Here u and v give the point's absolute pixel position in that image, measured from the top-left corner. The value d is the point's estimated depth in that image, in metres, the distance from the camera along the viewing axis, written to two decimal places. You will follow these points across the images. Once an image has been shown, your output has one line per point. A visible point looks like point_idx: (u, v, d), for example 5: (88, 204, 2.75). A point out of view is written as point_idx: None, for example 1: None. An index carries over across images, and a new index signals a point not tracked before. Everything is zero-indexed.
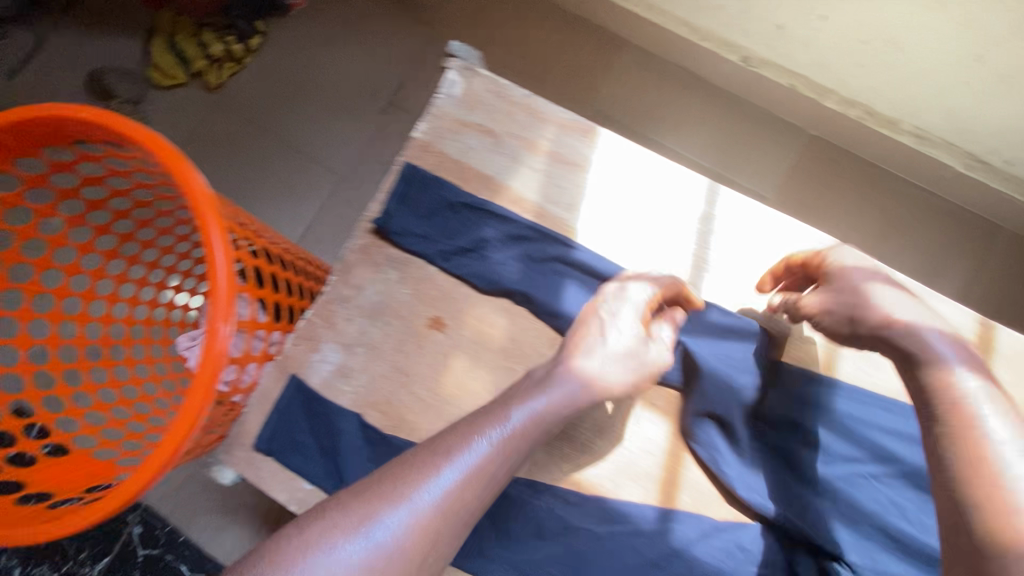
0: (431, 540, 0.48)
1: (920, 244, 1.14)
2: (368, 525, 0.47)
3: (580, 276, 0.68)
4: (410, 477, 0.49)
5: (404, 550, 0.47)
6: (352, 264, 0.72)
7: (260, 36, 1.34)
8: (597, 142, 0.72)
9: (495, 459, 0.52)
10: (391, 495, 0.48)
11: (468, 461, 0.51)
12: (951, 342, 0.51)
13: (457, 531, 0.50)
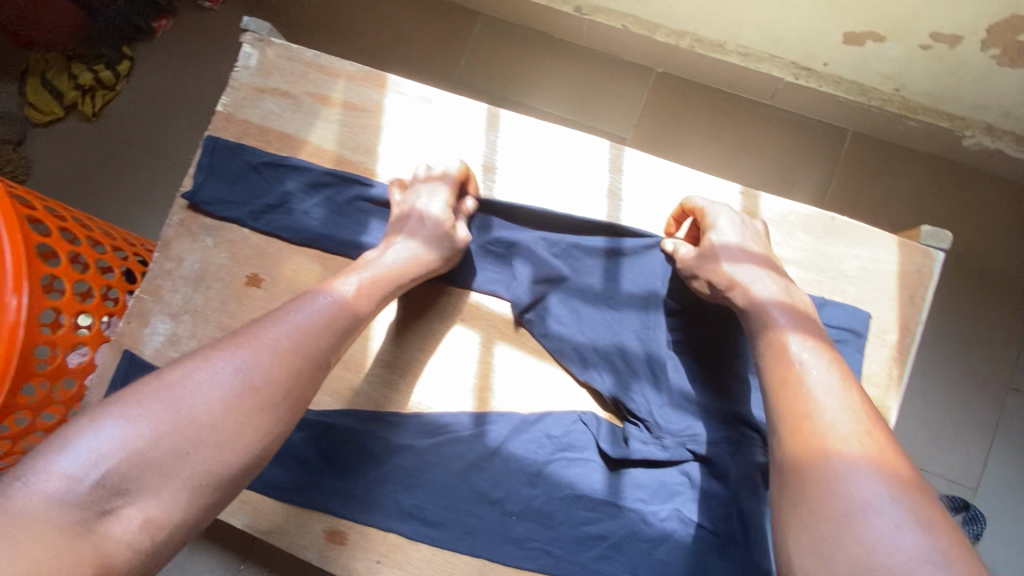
0: (254, 398, 0.50)
1: (774, 159, 1.19)
2: (183, 389, 0.48)
3: (381, 213, 0.72)
4: (223, 350, 0.51)
5: (248, 383, 0.50)
6: (171, 238, 0.75)
7: (128, 61, 1.38)
8: (383, 87, 0.75)
9: (306, 329, 0.55)
10: (205, 364, 0.50)
11: (281, 333, 0.54)
12: (788, 311, 0.55)
13: (304, 371, 0.53)
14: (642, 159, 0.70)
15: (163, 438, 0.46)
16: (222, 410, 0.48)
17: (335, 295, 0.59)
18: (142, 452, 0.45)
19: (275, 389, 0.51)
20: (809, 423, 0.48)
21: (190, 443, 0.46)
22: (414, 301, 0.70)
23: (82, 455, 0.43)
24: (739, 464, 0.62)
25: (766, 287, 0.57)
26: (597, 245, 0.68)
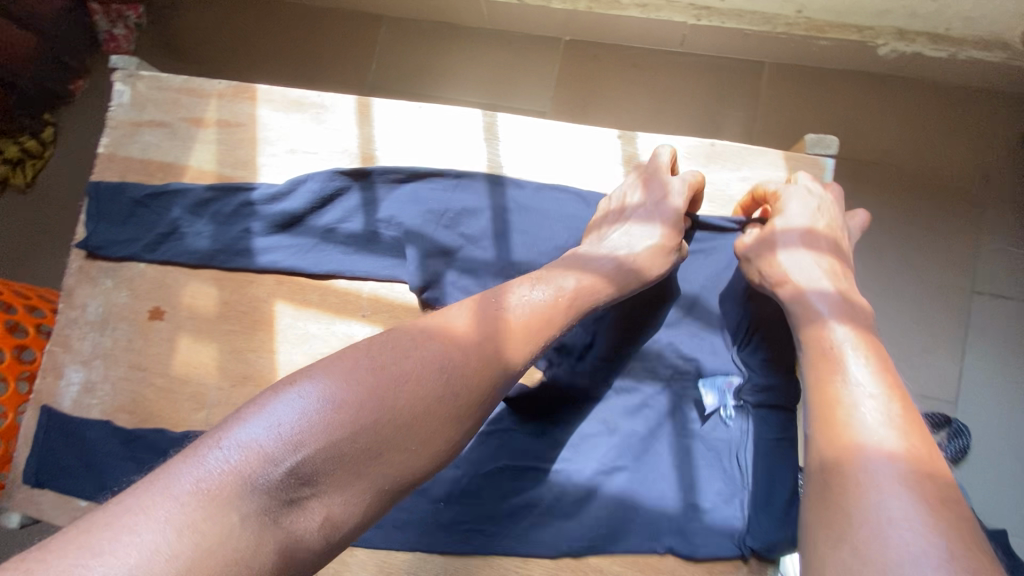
0: (449, 404, 0.45)
1: (697, 105, 1.17)
2: (347, 395, 0.42)
3: (262, 220, 0.70)
4: (395, 351, 0.45)
5: (412, 407, 0.43)
6: (73, 287, 0.75)
7: (51, 127, 1.39)
8: (255, 98, 0.74)
9: (489, 337, 0.49)
10: (391, 359, 0.45)
11: (442, 347, 0.47)
12: (833, 303, 0.52)
13: (470, 400, 0.46)
14: (516, 121, 0.68)
15: (344, 432, 0.41)
16: (382, 427, 0.42)
17: (506, 295, 0.52)
18: (294, 453, 0.39)
19: (435, 409, 0.44)
20: (842, 413, 0.45)
21: (364, 441, 0.41)
22: (312, 305, 0.69)
23: (292, 418, 0.40)
24: (662, 401, 0.61)
25: (817, 278, 0.54)
26: (482, 211, 0.66)
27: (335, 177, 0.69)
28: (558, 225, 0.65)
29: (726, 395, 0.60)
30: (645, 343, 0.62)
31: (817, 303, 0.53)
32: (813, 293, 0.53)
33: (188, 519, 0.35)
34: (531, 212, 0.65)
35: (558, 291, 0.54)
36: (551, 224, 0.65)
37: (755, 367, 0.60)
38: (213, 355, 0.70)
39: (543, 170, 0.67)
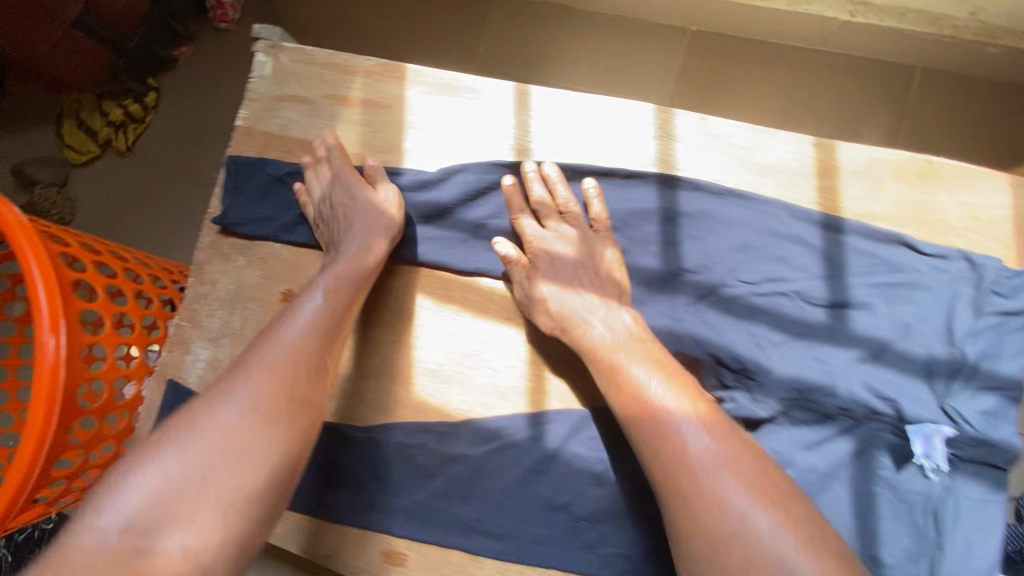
0: (257, 413, 0.53)
1: (832, 107, 1.09)
2: (114, 480, 0.48)
3: (410, 208, 0.66)
4: (237, 380, 0.54)
5: (176, 446, 0.50)
6: (204, 261, 0.73)
7: (154, 91, 1.40)
8: (405, 78, 0.70)
9: (311, 320, 0.59)
10: (218, 402, 0.53)
11: (229, 408, 0.52)
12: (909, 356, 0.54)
13: (250, 420, 0.52)
14: (695, 120, 0.62)
15: (218, 454, 0.50)
16: (169, 461, 0.49)
17: (306, 316, 0.59)
18: (132, 499, 0.47)
19: (195, 464, 0.49)
20: (658, 427, 0.50)
21: (229, 454, 0.50)
22: (455, 302, 0.65)
23: (163, 456, 0.49)
24: (850, 442, 0.54)
25: (592, 318, 0.57)
26: (651, 213, 0.60)
27: (490, 169, 0.65)
28: (744, 236, 0.58)
29: (933, 445, 0.53)
30: (839, 381, 0.54)
31: (595, 338, 0.56)
32: (591, 332, 0.57)
33: (148, 529, 0.46)
34: (710, 219, 0.59)
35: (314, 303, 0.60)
36: (737, 235, 0.59)
37: (966, 417, 0.53)
38: (348, 344, 0.67)
39: (719, 174, 0.61)
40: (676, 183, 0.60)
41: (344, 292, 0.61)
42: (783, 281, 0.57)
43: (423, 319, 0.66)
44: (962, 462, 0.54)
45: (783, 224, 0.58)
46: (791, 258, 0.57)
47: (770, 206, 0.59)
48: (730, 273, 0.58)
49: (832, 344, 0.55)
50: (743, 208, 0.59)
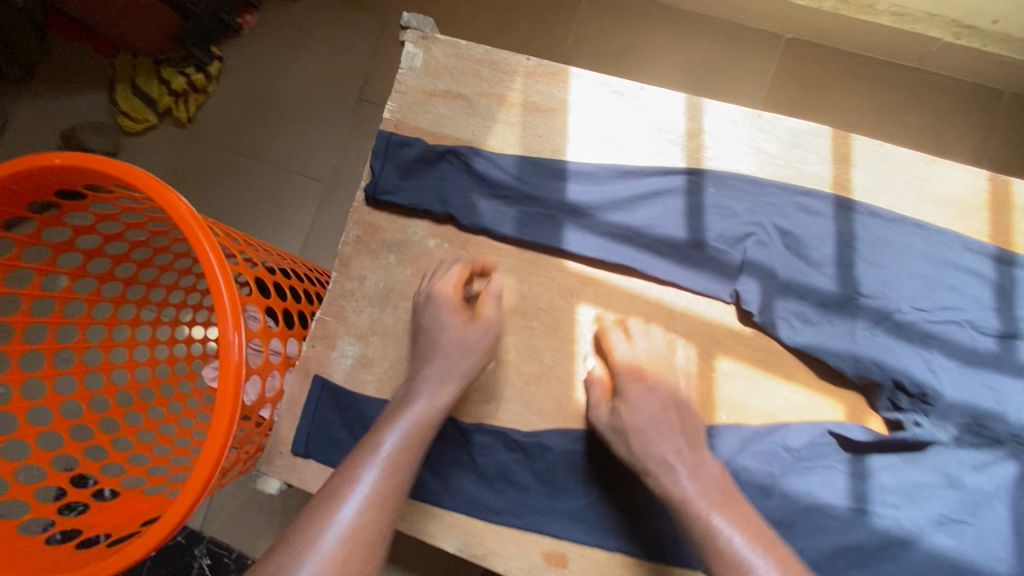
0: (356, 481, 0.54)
1: (921, 126, 1.11)
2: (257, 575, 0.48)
3: (577, 216, 0.67)
4: (337, 498, 0.52)
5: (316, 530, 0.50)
6: (350, 257, 0.72)
7: (217, 61, 1.34)
8: (569, 82, 0.69)
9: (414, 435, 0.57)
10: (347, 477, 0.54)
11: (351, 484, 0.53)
12: None
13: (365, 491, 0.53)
14: (872, 146, 0.63)
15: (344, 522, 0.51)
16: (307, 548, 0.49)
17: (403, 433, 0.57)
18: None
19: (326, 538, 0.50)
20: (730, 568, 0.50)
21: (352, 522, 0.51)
22: (618, 312, 0.66)
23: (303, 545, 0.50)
24: (1015, 465, 0.58)
25: (660, 434, 0.58)
26: (828, 237, 0.62)
27: (665, 177, 0.66)
28: (921, 265, 0.61)
29: None
30: (1010, 411, 0.58)
31: (684, 487, 0.55)
32: (677, 479, 0.55)
33: None
34: (887, 245, 0.61)
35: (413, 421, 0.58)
36: (914, 263, 0.61)
37: None
38: (507, 349, 0.67)
39: (893, 201, 0.63)
40: (852, 207, 0.62)
41: (433, 417, 0.59)
42: (958, 311, 0.60)
43: (584, 328, 0.67)
44: None
45: (962, 256, 0.60)
46: (967, 289, 0.60)
47: (948, 236, 0.61)
48: (906, 299, 0.60)
49: (1006, 374, 0.59)
50: (919, 237, 0.61)
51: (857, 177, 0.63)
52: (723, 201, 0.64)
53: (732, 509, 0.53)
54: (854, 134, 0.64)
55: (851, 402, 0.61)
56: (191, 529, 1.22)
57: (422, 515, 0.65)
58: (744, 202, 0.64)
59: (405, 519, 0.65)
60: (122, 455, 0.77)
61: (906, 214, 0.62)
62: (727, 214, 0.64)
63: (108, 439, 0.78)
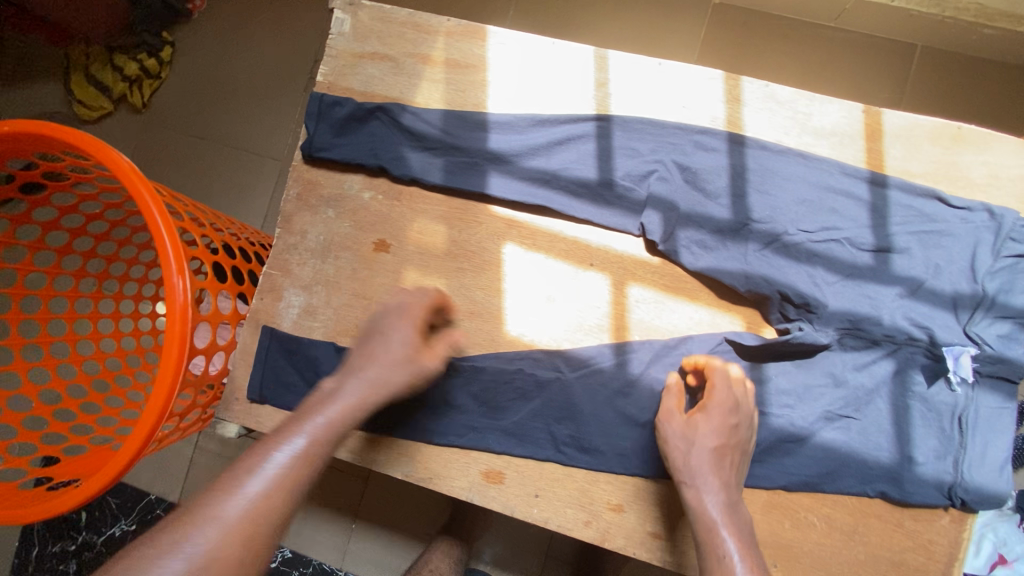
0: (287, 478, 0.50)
1: (841, 82, 1.18)
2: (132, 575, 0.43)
3: (499, 164, 0.72)
4: (249, 470, 0.50)
5: (226, 513, 0.47)
6: (292, 213, 0.77)
7: (169, 47, 1.37)
8: (487, 39, 0.75)
9: (304, 452, 0.52)
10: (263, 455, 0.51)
11: (264, 472, 0.50)
12: (944, 294, 0.65)
13: (285, 484, 0.50)
14: (760, 86, 0.69)
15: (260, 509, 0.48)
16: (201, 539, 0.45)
17: (293, 447, 0.52)
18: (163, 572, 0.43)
19: (238, 527, 0.47)
20: None
21: (264, 505, 0.48)
22: (541, 249, 0.72)
23: (199, 534, 0.45)
24: (891, 364, 0.66)
25: (713, 470, 0.60)
26: (722, 170, 0.68)
27: (577, 123, 0.71)
28: (804, 191, 0.67)
29: (959, 366, 0.64)
30: (882, 315, 0.65)
31: (712, 511, 0.59)
32: (709, 497, 0.59)
33: None
34: (773, 175, 0.68)
35: (303, 441, 0.53)
36: (798, 190, 0.67)
37: (987, 341, 0.64)
38: (440, 289, 0.73)
39: (780, 136, 0.69)
40: (743, 141, 0.68)
41: (331, 439, 0.55)
42: (837, 232, 0.66)
43: (511, 266, 0.72)
44: (982, 377, 0.65)
45: (839, 181, 0.67)
46: (844, 210, 0.67)
47: (825, 163, 0.68)
48: (791, 223, 0.67)
49: (881, 283, 0.66)
50: (801, 166, 0.68)
51: (747, 115, 0.69)
52: (627, 142, 0.70)
53: (749, 549, 0.57)
54: (744, 77, 0.70)
55: (749, 315, 0.68)
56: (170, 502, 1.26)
57: (369, 445, 0.71)
58: (648, 142, 0.70)
59: (353, 449, 0.71)
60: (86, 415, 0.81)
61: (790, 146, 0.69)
62: (633, 154, 0.70)
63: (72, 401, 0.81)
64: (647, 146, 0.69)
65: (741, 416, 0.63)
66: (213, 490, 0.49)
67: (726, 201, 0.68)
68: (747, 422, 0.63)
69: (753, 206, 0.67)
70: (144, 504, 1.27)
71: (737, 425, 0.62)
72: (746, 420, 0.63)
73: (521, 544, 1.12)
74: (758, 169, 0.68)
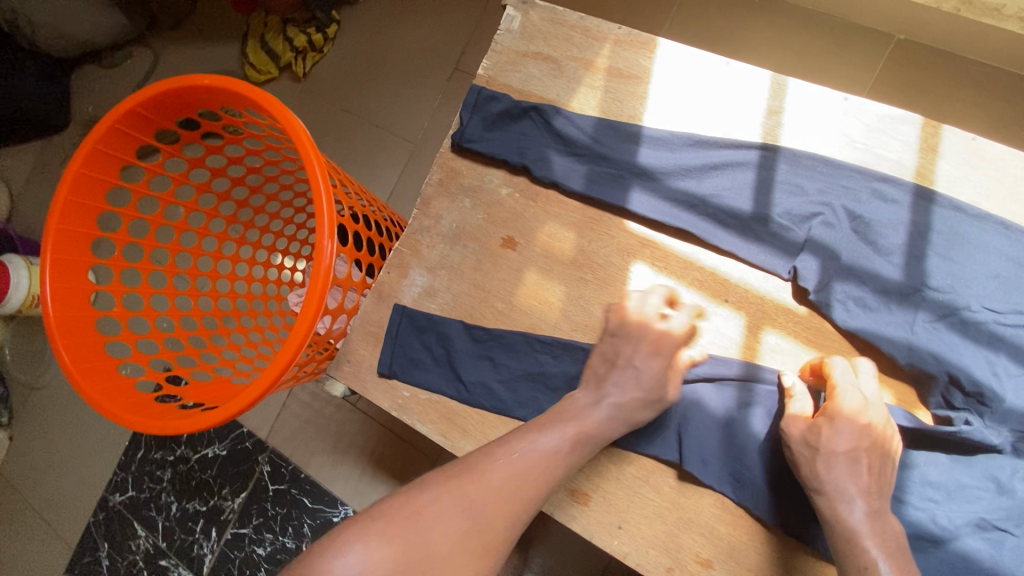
0: (520, 491, 0.57)
1: None
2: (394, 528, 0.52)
3: (644, 180, 0.70)
4: (495, 464, 0.57)
5: (472, 501, 0.55)
6: (431, 197, 0.79)
7: (335, 24, 1.47)
8: (655, 52, 0.73)
9: (535, 462, 0.58)
10: (505, 459, 0.57)
11: (507, 471, 0.57)
12: None
13: (519, 490, 0.56)
14: (964, 139, 0.62)
15: (491, 506, 0.55)
16: (446, 515, 0.54)
17: (532, 457, 0.58)
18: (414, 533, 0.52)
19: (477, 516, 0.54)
20: None
21: (497, 504, 0.55)
22: (671, 273, 0.68)
23: (442, 510, 0.54)
24: None
25: (853, 473, 0.55)
26: (900, 226, 0.61)
27: (738, 150, 0.67)
28: (1000, 266, 0.59)
29: None
30: None
31: (856, 520, 0.53)
32: (850, 507, 0.54)
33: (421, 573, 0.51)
34: (963, 242, 0.60)
35: (543, 455, 0.58)
36: (991, 264, 0.59)
37: None
38: (559, 295, 0.72)
39: (978, 198, 0.61)
40: (932, 198, 0.61)
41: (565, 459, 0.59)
42: None
43: (635, 287, 0.69)
44: None
45: None
46: None
47: None
48: (976, 299, 0.58)
49: None
50: (1001, 236, 0.59)
51: (942, 169, 0.62)
52: (794, 178, 0.64)
53: (898, 565, 0.51)
54: (945, 127, 0.63)
55: (902, 392, 0.61)
56: (258, 437, 1.37)
57: (462, 435, 0.71)
58: (818, 181, 0.64)
59: (445, 435, 0.72)
60: (216, 347, 0.90)
61: (988, 213, 0.60)
62: (798, 192, 0.64)
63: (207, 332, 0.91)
64: (815, 186, 0.64)
65: (875, 415, 0.57)
66: (464, 470, 0.57)
67: (898, 260, 0.61)
68: (884, 421, 0.57)
69: (932, 274, 0.60)
70: (237, 434, 1.38)
71: (872, 430, 0.56)
72: (881, 420, 0.57)
73: (574, 567, 1.08)
74: (944, 232, 0.60)
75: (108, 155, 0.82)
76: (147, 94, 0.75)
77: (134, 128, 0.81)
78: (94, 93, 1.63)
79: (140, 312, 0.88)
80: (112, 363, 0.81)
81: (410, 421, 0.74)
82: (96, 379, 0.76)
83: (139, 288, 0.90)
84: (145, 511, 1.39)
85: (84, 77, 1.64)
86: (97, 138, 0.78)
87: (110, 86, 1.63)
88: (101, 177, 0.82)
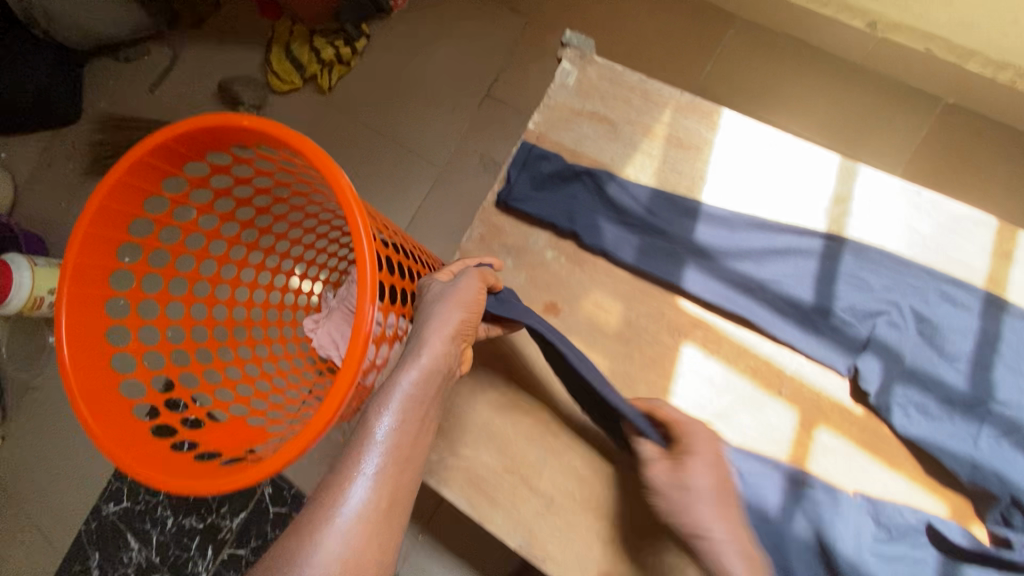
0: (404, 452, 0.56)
1: None
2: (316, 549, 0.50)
3: (701, 259, 0.67)
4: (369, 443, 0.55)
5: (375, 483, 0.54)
6: (470, 251, 0.76)
7: (365, 38, 1.42)
8: (718, 123, 0.70)
9: (404, 412, 0.57)
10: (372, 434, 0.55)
11: (378, 444, 0.55)
12: None
13: (408, 445, 0.57)
14: None
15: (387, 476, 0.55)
16: (354, 512, 0.52)
17: (393, 418, 0.56)
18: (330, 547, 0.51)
19: (387, 494, 0.54)
20: None
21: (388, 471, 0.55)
22: (722, 358, 0.66)
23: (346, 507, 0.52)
24: None
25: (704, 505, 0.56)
26: (969, 333, 0.59)
27: (802, 237, 0.64)
28: None
29: None
30: None
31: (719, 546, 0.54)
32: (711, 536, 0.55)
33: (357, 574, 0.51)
34: None
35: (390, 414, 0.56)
36: None
37: None
38: (602, 369, 0.69)
39: None
40: (1004, 306, 0.59)
41: (421, 398, 0.57)
42: None
43: (683, 368, 0.66)
44: None
45: None
46: None
47: None
48: None
49: None
50: None
51: (1015, 276, 0.60)
52: (862, 272, 0.62)
53: None
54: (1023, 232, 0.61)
55: (957, 504, 0.60)
56: None
57: (490, 505, 0.68)
58: (885, 277, 0.61)
59: (472, 503, 0.69)
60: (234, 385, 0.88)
61: None
62: (867, 290, 0.61)
63: (223, 368, 0.88)
64: (884, 282, 0.61)
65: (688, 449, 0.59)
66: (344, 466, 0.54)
67: (965, 369, 0.59)
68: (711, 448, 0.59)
69: (1002, 388, 0.58)
70: None
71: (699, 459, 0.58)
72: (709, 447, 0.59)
73: None
74: (1014, 342, 0.58)
75: (133, 188, 0.78)
76: (180, 130, 0.72)
77: (162, 160, 0.77)
78: (109, 88, 1.57)
79: (157, 346, 0.86)
80: (126, 404, 0.78)
81: (435, 486, 0.70)
82: (112, 425, 0.73)
83: (156, 320, 0.87)
84: (138, 523, 1.35)
85: (99, 70, 1.58)
86: (125, 171, 0.75)
87: (126, 81, 1.57)
88: (124, 208, 0.79)
